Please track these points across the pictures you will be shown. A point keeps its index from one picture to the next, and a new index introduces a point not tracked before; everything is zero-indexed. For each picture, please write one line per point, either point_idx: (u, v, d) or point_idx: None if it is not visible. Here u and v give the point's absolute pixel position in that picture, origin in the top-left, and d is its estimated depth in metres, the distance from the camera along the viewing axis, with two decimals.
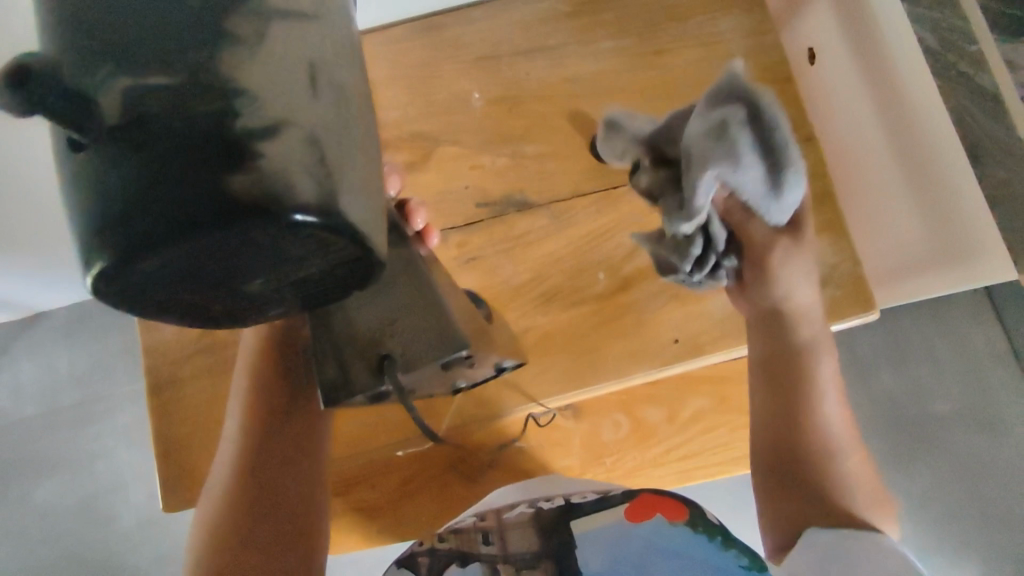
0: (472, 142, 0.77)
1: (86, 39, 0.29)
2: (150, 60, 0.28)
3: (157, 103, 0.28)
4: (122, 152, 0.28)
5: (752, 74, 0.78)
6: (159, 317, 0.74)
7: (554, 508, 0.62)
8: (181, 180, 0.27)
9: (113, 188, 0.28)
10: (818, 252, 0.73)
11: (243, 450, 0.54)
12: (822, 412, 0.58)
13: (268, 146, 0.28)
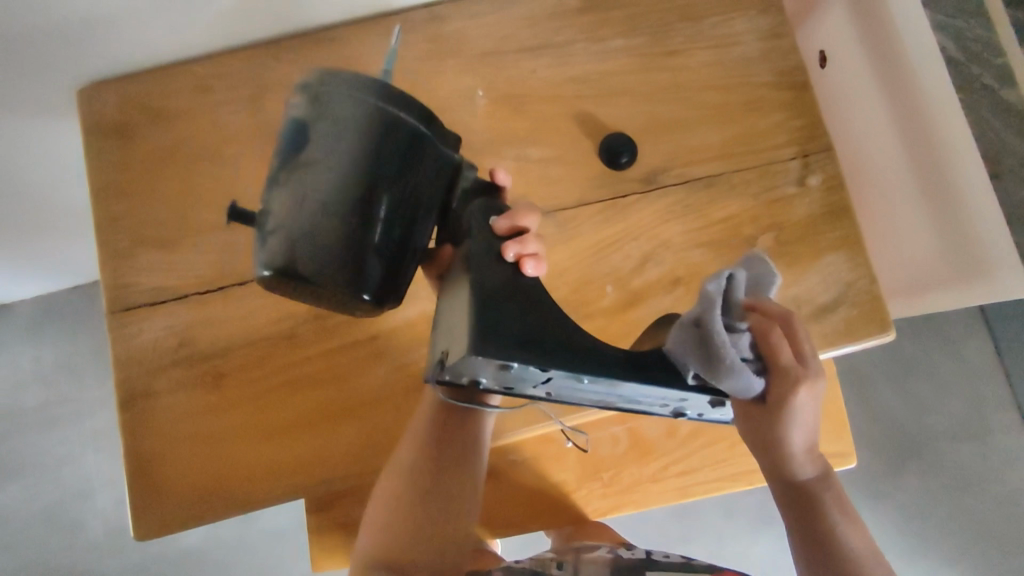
0: (473, 143, 0.72)
1: (317, 167, 0.43)
2: (339, 196, 0.44)
3: (327, 221, 0.44)
4: (291, 236, 0.43)
5: (768, 79, 0.74)
6: (134, 325, 0.68)
7: (634, 557, 0.66)
8: (316, 266, 0.44)
9: (277, 250, 0.43)
10: (832, 269, 0.70)
11: (432, 449, 0.61)
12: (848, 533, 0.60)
13: (378, 267, 0.46)
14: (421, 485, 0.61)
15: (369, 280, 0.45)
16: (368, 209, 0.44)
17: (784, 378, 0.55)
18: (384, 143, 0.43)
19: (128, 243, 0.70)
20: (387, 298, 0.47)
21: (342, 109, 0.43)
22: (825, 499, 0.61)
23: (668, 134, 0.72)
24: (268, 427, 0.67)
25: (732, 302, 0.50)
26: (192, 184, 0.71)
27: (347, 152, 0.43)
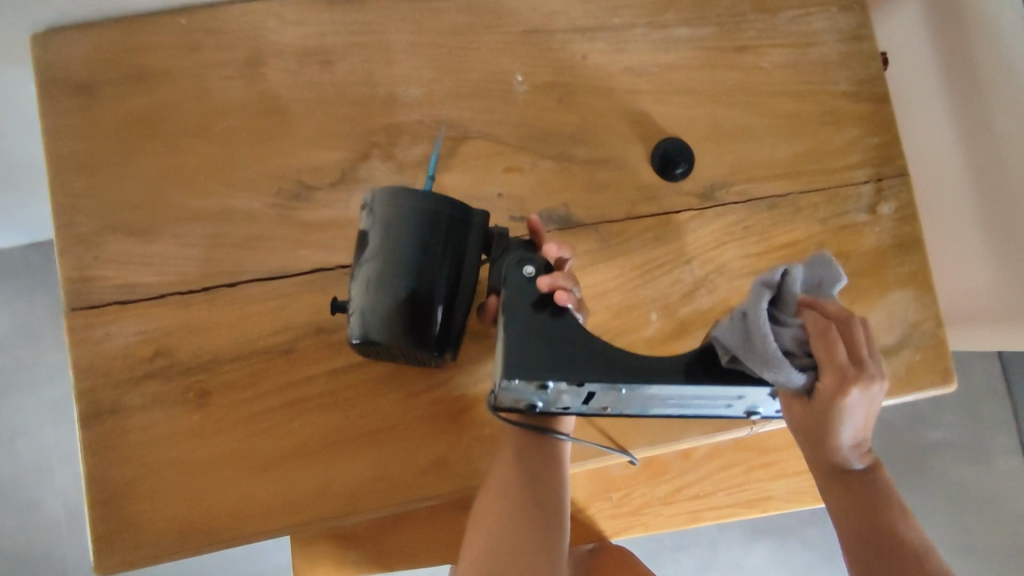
0: (510, 137, 0.62)
1: (390, 255, 0.52)
2: (415, 274, 0.52)
3: (409, 295, 0.52)
4: (381, 311, 0.52)
5: (846, 89, 0.66)
6: (100, 326, 0.58)
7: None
8: (404, 328, 0.52)
9: (372, 321, 0.52)
10: (898, 307, 0.64)
11: (524, 465, 0.57)
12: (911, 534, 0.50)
13: (449, 324, 0.54)
14: (516, 501, 0.56)
15: (440, 330, 0.53)
16: (421, 274, 0.52)
17: (832, 377, 0.45)
18: (444, 227, 0.53)
19: (96, 228, 0.59)
20: (446, 350, 0.55)
21: (397, 207, 0.53)
22: (882, 500, 0.51)
23: (730, 144, 0.64)
24: (257, 454, 0.58)
25: (784, 296, 0.46)
26: (173, 161, 0.60)
27: (402, 228, 0.52)
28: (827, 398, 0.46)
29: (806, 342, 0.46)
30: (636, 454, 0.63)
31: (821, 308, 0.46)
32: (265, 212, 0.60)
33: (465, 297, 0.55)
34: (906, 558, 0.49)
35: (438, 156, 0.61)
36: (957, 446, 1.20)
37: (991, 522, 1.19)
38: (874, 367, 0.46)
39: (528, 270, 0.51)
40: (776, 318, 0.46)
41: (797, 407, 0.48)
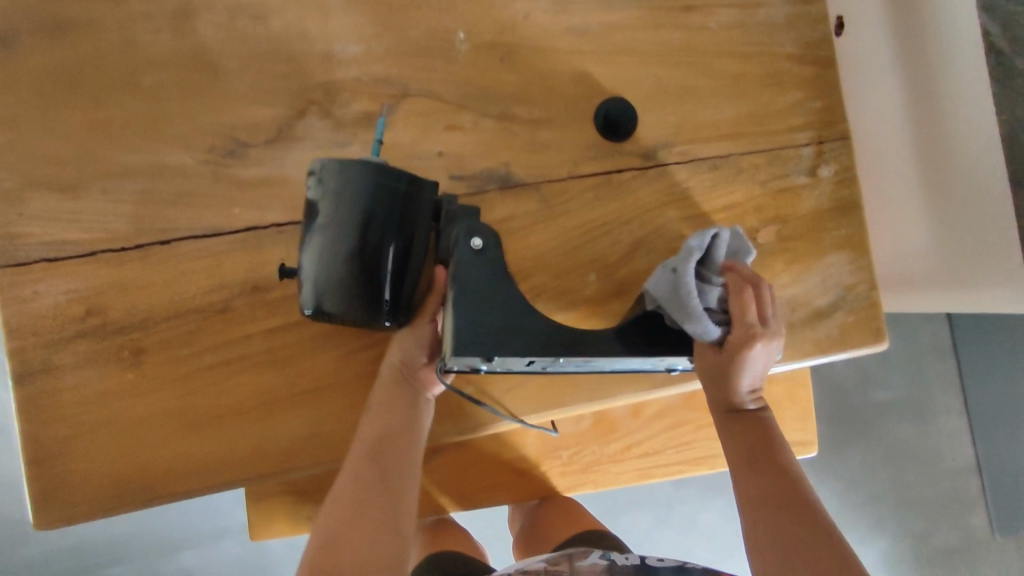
0: (451, 95, 0.61)
1: (343, 234, 0.53)
2: (368, 253, 0.53)
3: (362, 272, 0.53)
4: (334, 287, 0.54)
5: (792, 50, 0.65)
6: (29, 285, 0.57)
7: (629, 564, 0.71)
8: (358, 303, 0.54)
9: (326, 297, 0.54)
10: (833, 271, 0.65)
11: (380, 442, 0.57)
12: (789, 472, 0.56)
13: (401, 297, 0.56)
14: (371, 479, 0.56)
15: (390, 304, 0.55)
16: (373, 246, 0.53)
17: (741, 331, 0.51)
18: (396, 207, 0.53)
19: (22, 184, 0.57)
20: (399, 318, 0.57)
21: (349, 187, 0.52)
22: (767, 436, 0.58)
23: (674, 106, 0.64)
24: (195, 412, 0.58)
25: (710, 257, 0.52)
26: (101, 116, 0.58)
27: (352, 206, 0.52)
28: (737, 348, 0.52)
29: (725, 299, 0.52)
30: (530, 419, 0.64)
31: (740, 271, 0.52)
32: (198, 169, 0.59)
33: (416, 271, 0.56)
34: (780, 480, 0.56)
35: (376, 113, 0.60)
36: (904, 405, 1.24)
37: (932, 477, 1.24)
38: (776, 326, 0.53)
39: (475, 244, 0.53)
40: (703, 276, 0.52)
41: (710, 354, 0.53)
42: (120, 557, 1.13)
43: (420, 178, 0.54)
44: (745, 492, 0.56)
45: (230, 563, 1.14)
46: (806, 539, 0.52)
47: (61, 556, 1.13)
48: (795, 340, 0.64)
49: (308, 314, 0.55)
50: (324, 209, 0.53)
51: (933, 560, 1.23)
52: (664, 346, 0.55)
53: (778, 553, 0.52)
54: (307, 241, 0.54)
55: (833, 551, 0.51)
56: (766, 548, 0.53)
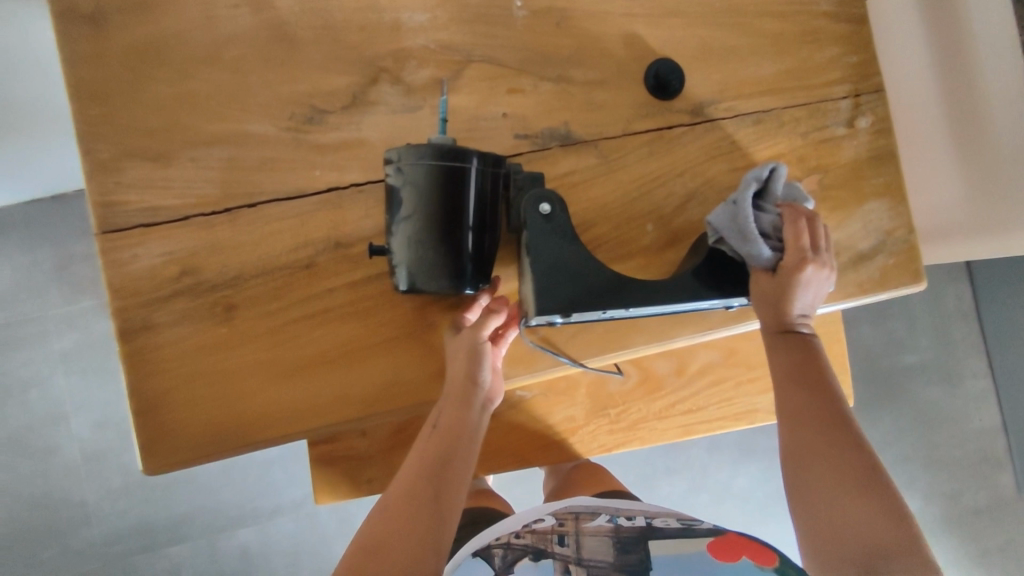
0: (511, 61, 0.65)
1: (427, 217, 0.57)
2: (451, 230, 0.57)
3: (448, 247, 0.58)
4: (425, 264, 0.58)
5: (828, 9, 0.69)
6: (128, 249, 0.61)
7: (635, 528, 0.68)
8: (448, 275, 0.58)
9: (417, 275, 0.58)
10: (874, 216, 0.69)
11: (439, 442, 0.64)
12: (831, 390, 0.61)
13: (484, 263, 0.60)
14: (432, 471, 0.62)
15: (475, 272, 0.59)
16: (453, 221, 0.57)
17: (795, 254, 0.58)
18: (473, 185, 0.57)
19: (116, 154, 0.61)
20: (484, 283, 0.61)
21: (427, 174, 0.56)
22: (814, 354, 0.62)
23: (719, 64, 0.68)
24: (284, 363, 0.62)
25: (767, 191, 0.59)
26: (188, 89, 0.62)
27: (431, 192, 0.56)
28: (790, 271, 0.58)
29: (779, 228, 0.59)
30: (591, 363, 0.68)
31: (795, 206, 0.59)
32: (279, 135, 0.63)
33: (494, 237, 0.60)
34: (817, 396, 0.61)
35: (444, 79, 0.64)
36: (930, 368, 1.28)
37: (960, 437, 1.28)
38: (827, 256, 0.59)
39: (544, 209, 0.58)
40: (760, 207, 0.59)
41: (765, 279, 0.60)
42: (179, 535, 1.16)
43: (489, 154, 0.58)
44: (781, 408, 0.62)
45: (285, 541, 1.18)
46: (833, 451, 0.58)
47: (121, 537, 1.16)
48: (841, 282, 0.68)
49: (401, 289, 0.60)
50: (406, 198, 0.57)
51: (963, 518, 1.26)
52: (732, 287, 0.61)
53: (809, 457, 0.58)
54: (393, 225, 0.58)
55: (858, 463, 0.57)
56: (797, 451, 0.59)
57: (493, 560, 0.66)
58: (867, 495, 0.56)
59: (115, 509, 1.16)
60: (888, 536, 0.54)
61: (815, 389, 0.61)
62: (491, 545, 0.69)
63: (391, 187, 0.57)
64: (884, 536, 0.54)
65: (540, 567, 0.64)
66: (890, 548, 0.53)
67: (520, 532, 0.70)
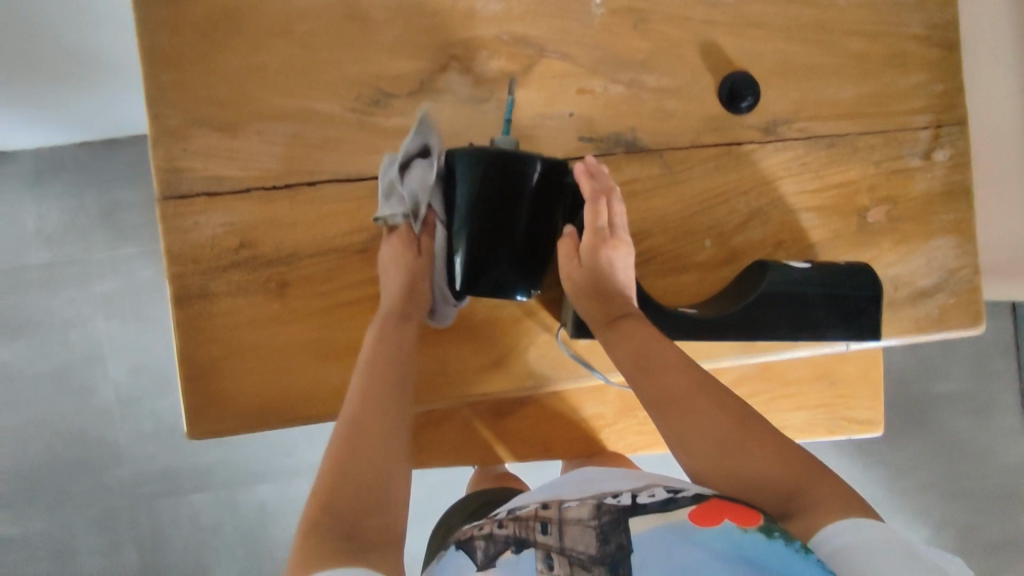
0: (584, 60, 0.64)
1: (486, 197, 0.56)
2: (508, 214, 0.56)
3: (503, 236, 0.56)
4: (476, 251, 0.57)
5: (918, 32, 0.66)
6: (190, 216, 0.62)
7: (618, 503, 0.49)
8: (494, 264, 0.57)
9: (469, 258, 0.57)
10: (940, 253, 0.67)
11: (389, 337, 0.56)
12: (682, 367, 0.52)
13: (530, 264, 0.58)
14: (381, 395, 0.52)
15: (518, 265, 0.58)
16: (512, 204, 0.56)
17: None
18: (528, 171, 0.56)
19: (186, 120, 0.62)
20: (528, 286, 0.59)
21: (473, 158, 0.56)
22: (652, 337, 0.55)
23: (796, 82, 0.66)
24: (333, 343, 0.63)
25: None
26: (261, 60, 0.62)
27: (485, 170, 0.55)
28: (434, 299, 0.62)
29: None
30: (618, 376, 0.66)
31: None
32: (344, 115, 0.63)
33: (544, 244, 0.59)
34: (671, 371, 0.52)
35: (515, 73, 0.64)
36: (961, 399, 1.22)
37: (983, 471, 1.23)
38: None
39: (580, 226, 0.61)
40: None
41: None
42: (201, 482, 1.18)
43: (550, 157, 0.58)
44: (693, 406, 0.50)
45: (299, 501, 1.18)
46: (709, 429, 0.49)
47: (146, 479, 1.17)
48: (895, 317, 0.66)
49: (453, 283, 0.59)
50: (467, 175, 0.56)
51: (979, 554, 1.22)
52: (760, 328, 0.59)
53: (689, 435, 0.49)
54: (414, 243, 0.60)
55: (732, 415, 0.49)
56: (680, 432, 0.50)
57: (473, 555, 0.50)
58: (758, 444, 0.48)
59: (142, 453, 1.17)
60: (794, 475, 0.46)
61: (673, 374, 0.52)
62: (473, 536, 0.52)
63: (456, 175, 0.57)
64: (794, 479, 0.46)
65: (523, 563, 0.47)
66: (808, 488, 0.45)
67: (503, 519, 0.52)
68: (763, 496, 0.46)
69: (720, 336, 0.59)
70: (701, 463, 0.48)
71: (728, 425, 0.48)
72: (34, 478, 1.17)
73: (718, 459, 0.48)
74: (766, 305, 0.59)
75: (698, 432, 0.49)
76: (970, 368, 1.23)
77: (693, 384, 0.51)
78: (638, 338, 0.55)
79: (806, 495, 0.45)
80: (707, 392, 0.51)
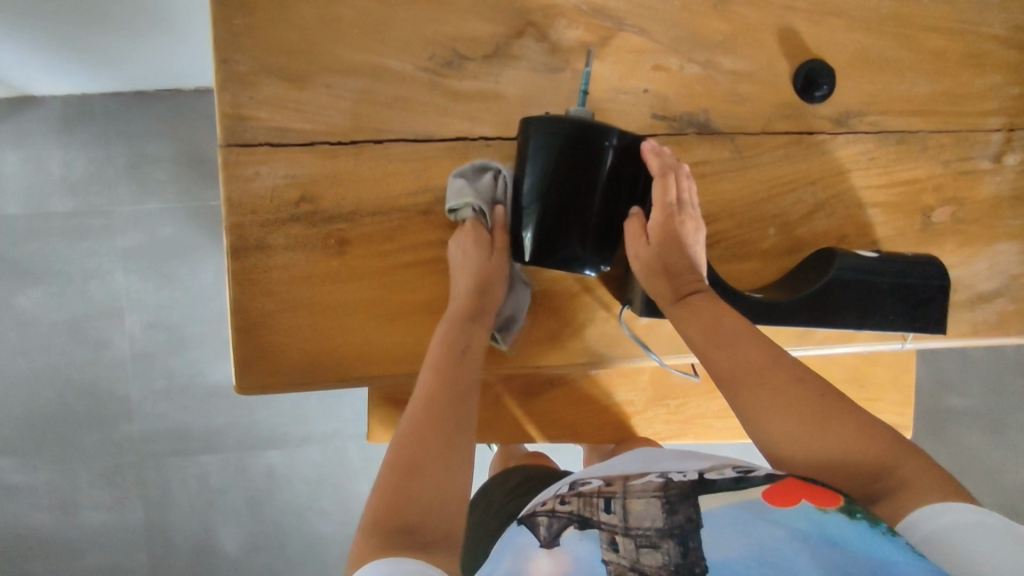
0: (662, 36, 0.63)
1: (558, 170, 0.54)
2: (579, 187, 0.55)
3: (575, 210, 0.55)
4: (546, 225, 0.56)
5: (998, 33, 0.66)
6: (251, 165, 0.60)
7: (685, 480, 0.49)
8: (565, 238, 0.56)
9: (540, 231, 0.56)
10: (1002, 258, 0.66)
11: (448, 373, 0.55)
12: (755, 343, 0.52)
13: (601, 239, 0.57)
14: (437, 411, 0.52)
15: (590, 239, 0.56)
16: (586, 177, 0.54)
17: None
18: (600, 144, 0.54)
19: (254, 66, 0.60)
20: (600, 260, 0.58)
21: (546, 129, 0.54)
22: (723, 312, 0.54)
23: (873, 74, 0.65)
24: (389, 305, 0.62)
25: None
26: (336, 11, 0.61)
27: (557, 142, 0.54)
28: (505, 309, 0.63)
29: None
30: (671, 359, 0.66)
31: None
32: (416, 74, 0.61)
33: (615, 218, 0.58)
34: (744, 345, 0.52)
35: (591, 45, 0.62)
36: (978, 415, 1.22)
37: (994, 487, 1.23)
38: None
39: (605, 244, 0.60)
40: None
41: None
42: (213, 445, 1.16)
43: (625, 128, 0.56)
44: (768, 382, 0.50)
45: (311, 471, 1.17)
46: (789, 408, 0.48)
47: (157, 438, 1.16)
48: (953, 320, 0.66)
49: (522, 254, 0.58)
50: (539, 146, 0.54)
51: None
52: (827, 317, 0.59)
53: (767, 410, 0.49)
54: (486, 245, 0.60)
55: (811, 392, 0.49)
56: (755, 409, 0.49)
57: (535, 531, 0.47)
58: (839, 422, 0.47)
59: (155, 412, 1.16)
60: (881, 453, 0.46)
61: (747, 351, 0.52)
62: (534, 512, 0.50)
63: (528, 144, 0.55)
64: (881, 458, 0.46)
65: (586, 540, 0.45)
66: (896, 467, 0.45)
67: (563, 496, 0.51)
68: (841, 475, 0.47)
69: (787, 322, 0.59)
70: (779, 439, 0.48)
71: (806, 403, 0.48)
72: (42, 430, 1.15)
73: (796, 438, 0.48)
74: (836, 295, 0.59)
75: (774, 409, 0.49)
76: (991, 384, 1.23)
77: (766, 359, 0.51)
78: (710, 314, 0.54)
79: (895, 473, 0.45)
80: (782, 367, 0.50)
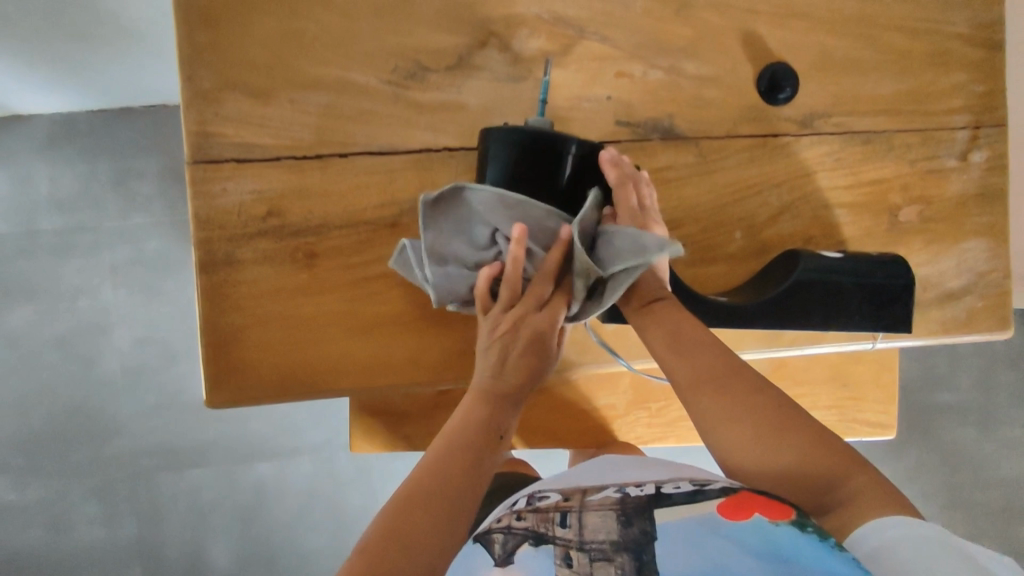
0: (624, 43, 0.64)
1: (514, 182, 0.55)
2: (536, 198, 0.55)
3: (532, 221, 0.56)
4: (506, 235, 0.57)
5: (962, 30, 0.66)
6: (218, 182, 0.61)
7: (643, 494, 0.50)
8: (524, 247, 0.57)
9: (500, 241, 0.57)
10: (969, 256, 0.66)
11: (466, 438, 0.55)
12: (715, 353, 0.53)
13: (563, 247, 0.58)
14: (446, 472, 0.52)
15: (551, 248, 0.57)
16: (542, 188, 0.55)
17: None
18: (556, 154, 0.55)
19: (219, 83, 0.60)
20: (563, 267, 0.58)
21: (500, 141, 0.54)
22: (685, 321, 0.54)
23: (837, 76, 0.65)
24: (357, 317, 0.62)
25: None
26: (299, 27, 0.61)
27: (512, 154, 0.54)
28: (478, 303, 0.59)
29: None
30: (640, 364, 0.66)
31: None
32: (380, 87, 0.62)
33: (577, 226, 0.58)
34: (704, 354, 0.52)
35: (553, 53, 0.63)
36: (966, 410, 1.22)
37: (984, 481, 1.22)
38: None
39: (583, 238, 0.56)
40: None
41: None
42: (202, 457, 1.17)
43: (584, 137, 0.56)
44: (726, 393, 0.50)
45: (300, 481, 1.17)
46: (746, 417, 0.49)
47: (147, 451, 1.17)
48: (922, 319, 0.66)
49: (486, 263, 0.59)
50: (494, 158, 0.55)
51: None
52: (790, 322, 0.59)
53: (725, 420, 0.49)
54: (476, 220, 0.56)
55: (766, 402, 0.49)
56: (713, 419, 0.50)
57: (491, 549, 0.48)
58: (793, 433, 0.48)
59: (144, 425, 1.16)
60: (834, 463, 0.46)
61: (705, 361, 0.52)
62: (490, 529, 0.51)
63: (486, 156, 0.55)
64: (833, 469, 0.46)
65: (540, 558, 0.46)
66: (846, 479, 0.46)
67: (521, 512, 0.52)
68: (790, 486, 0.47)
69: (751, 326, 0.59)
70: (736, 448, 0.48)
71: (763, 414, 0.49)
72: (32, 446, 1.16)
73: (751, 448, 0.48)
74: (798, 300, 0.59)
75: (733, 418, 0.49)
76: (978, 378, 1.22)
77: (724, 368, 0.51)
78: (671, 324, 0.54)
79: (846, 484, 0.46)
80: (741, 376, 0.51)
